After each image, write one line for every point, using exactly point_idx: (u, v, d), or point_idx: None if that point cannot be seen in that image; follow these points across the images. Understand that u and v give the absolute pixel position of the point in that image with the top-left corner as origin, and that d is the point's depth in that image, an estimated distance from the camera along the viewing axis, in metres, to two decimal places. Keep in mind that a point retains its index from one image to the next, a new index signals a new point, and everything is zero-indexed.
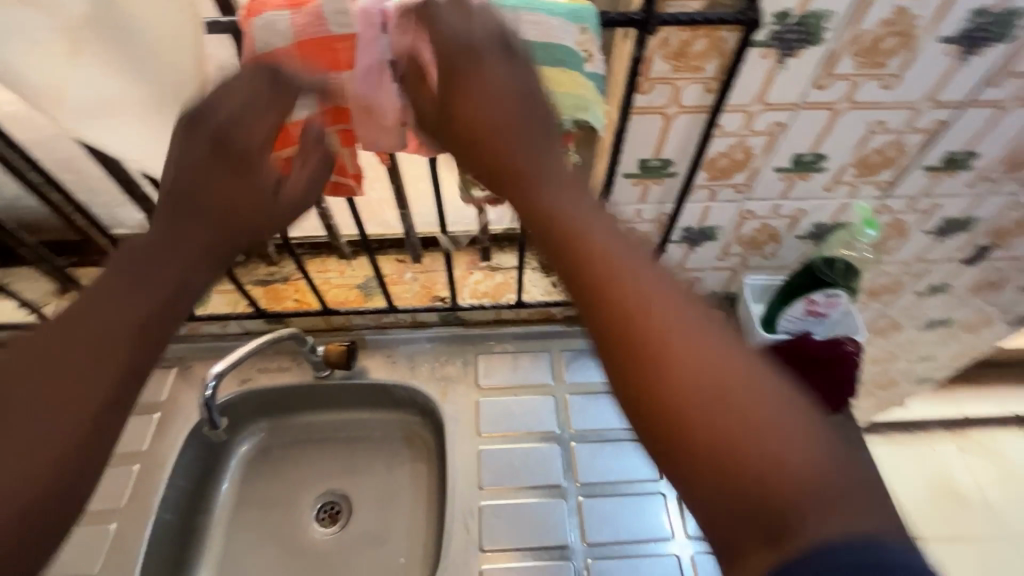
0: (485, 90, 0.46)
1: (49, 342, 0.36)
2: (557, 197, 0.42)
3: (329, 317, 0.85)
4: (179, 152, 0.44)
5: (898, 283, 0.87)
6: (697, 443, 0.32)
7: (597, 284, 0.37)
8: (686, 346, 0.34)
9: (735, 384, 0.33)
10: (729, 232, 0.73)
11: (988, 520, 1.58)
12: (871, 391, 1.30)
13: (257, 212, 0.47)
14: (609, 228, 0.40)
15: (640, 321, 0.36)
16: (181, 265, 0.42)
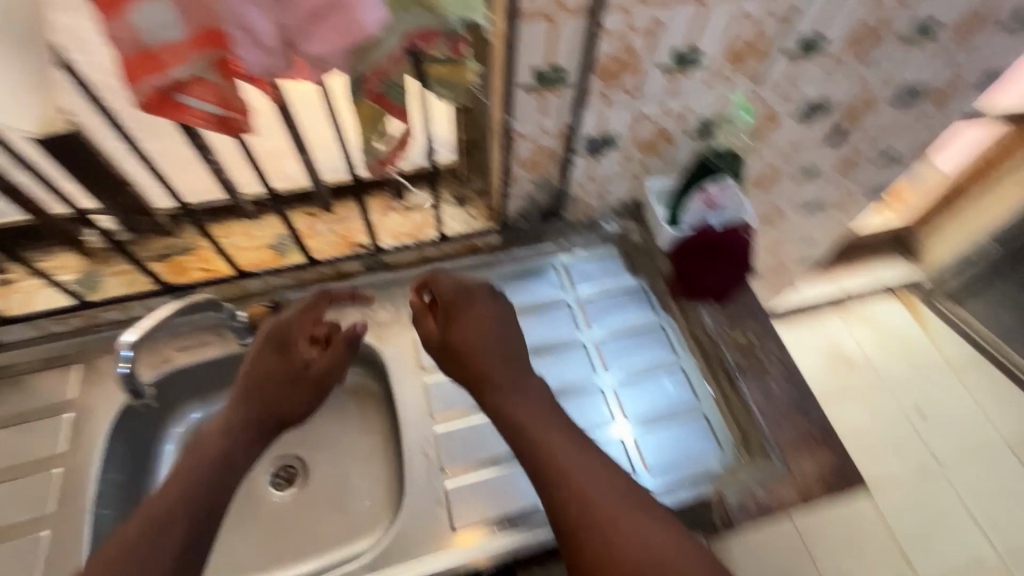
0: (478, 326, 0.73)
1: (172, 497, 0.59)
2: (522, 397, 0.69)
3: (245, 283, 0.82)
4: (256, 367, 0.71)
5: (775, 171, 0.97)
6: (606, 537, 0.59)
7: (541, 468, 0.63)
8: (589, 488, 0.61)
9: (623, 511, 0.60)
10: (627, 138, 0.78)
11: (870, 376, 1.85)
12: (766, 279, 1.47)
13: (283, 402, 0.72)
14: (570, 439, 0.65)
15: (565, 466, 0.62)
16: (230, 446, 0.66)
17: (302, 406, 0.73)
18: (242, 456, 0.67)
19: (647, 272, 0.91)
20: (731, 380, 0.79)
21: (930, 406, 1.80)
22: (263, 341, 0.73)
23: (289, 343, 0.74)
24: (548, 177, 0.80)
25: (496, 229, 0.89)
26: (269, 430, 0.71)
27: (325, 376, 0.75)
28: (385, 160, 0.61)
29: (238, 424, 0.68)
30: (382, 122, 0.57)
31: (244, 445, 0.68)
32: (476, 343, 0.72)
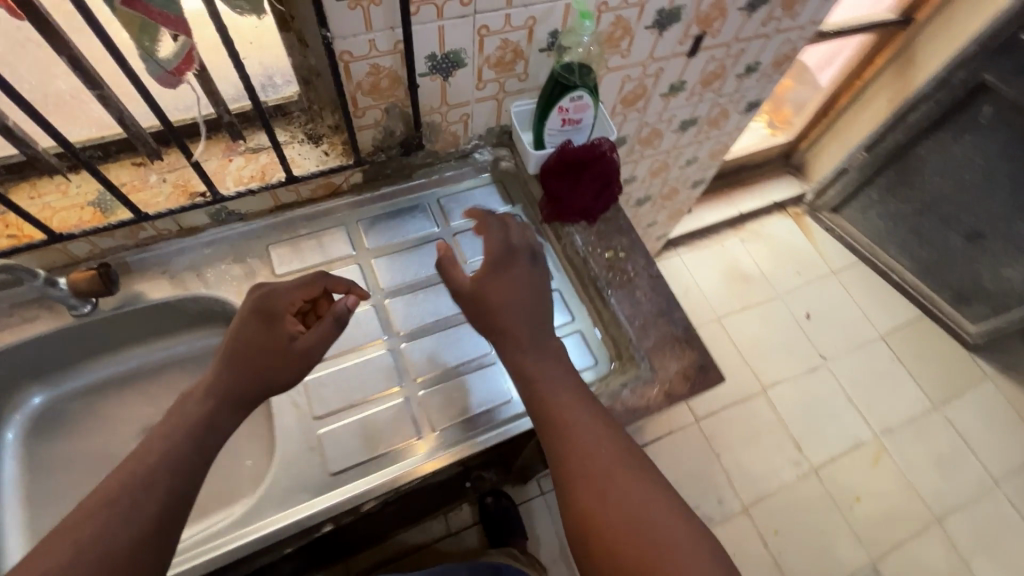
0: (515, 277, 0.70)
1: (128, 471, 0.52)
2: (534, 355, 0.66)
3: (63, 246, 0.72)
4: (241, 327, 0.63)
5: (643, 88, 0.98)
6: (592, 491, 0.56)
7: (544, 416, 0.62)
8: (598, 451, 0.58)
9: (617, 468, 0.57)
10: (475, 56, 0.74)
11: (766, 289, 1.99)
12: (661, 204, 1.52)
13: (271, 366, 0.62)
14: (572, 388, 0.64)
15: (568, 419, 0.60)
16: (207, 412, 0.58)
17: (287, 377, 0.63)
18: (226, 422, 0.59)
19: (519, 200, 0.91)
20: (600, 294, 0.81)
21: (817, 309, 1.97)
22: (252, 310, 0.64)
23: (279, 313, 0.65)
24: (397, 103, 0.75)
25: (352, 163, 0.81)
26: (254, 394, 0.61)
27: (314, 348, 0.64)
28: (176, 69, 0.53)
29: (218, 387, 0.59)
30: (157, 28, 0.48)
31: (231, 415, 0.59)
32: (505, 300, 0.68)
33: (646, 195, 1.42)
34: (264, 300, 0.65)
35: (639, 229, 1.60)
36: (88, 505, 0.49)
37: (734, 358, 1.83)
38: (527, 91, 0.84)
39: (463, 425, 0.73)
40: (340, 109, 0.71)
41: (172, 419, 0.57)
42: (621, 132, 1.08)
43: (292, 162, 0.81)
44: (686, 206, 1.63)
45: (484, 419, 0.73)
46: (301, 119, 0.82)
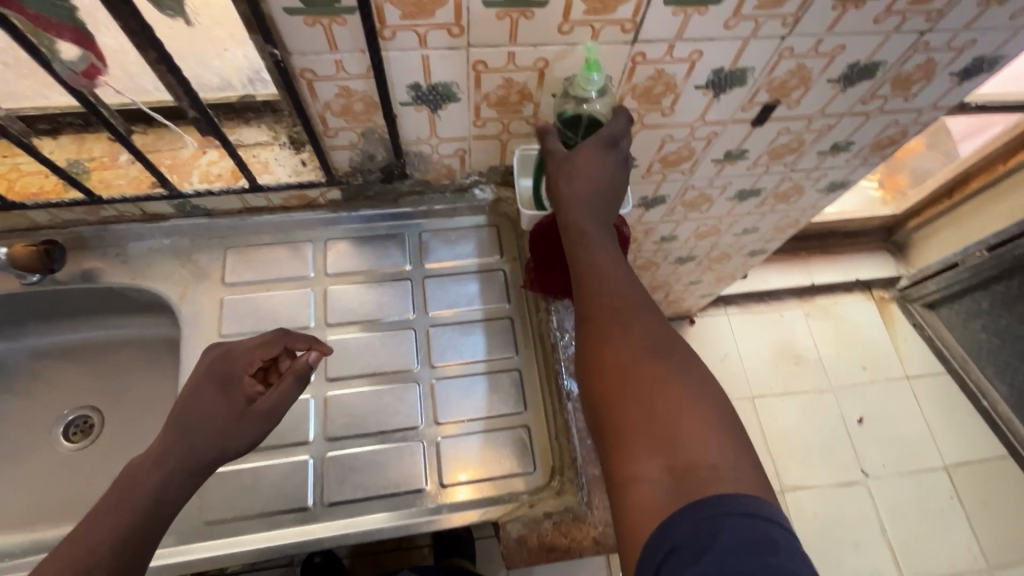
0: (595, 143, 0.61)
1: (66, 556, 0.46)
2: (584, 207, 0.59)
3: (21, 212, 0.70)
4: (192, 391, 0.56)
5: (689, 151, 0.82)
6: (610, 343, 0.50)
7: (577, 266, 0.56)
8: (624, 296, 0.53)
9: (634, 315, 0.51)
10: (471, 91, 0.63)
11: (819, 377, 1.73)
12: (709, 266, 1.33)
13: (224, 432, 0.55)
14: (615, 249, 0.57)
15: (601, 271, 0.55)
16: (154, 485, 0.50)
17: (242, 444, 0.56)
18: (178, 496, 0.52)
19: (510, 253, 0.81)
20: (560, 398, 0.70)
21: (874, 416, 1.69)
22: (205, 372, 0.58)
23: (236, 376, 0.59)
24: (375, 128, 0.66)
25: (325, 181, 0.74)
26: (201, 467, 0.53)
27: (274, 412, 0.58)
28: (85, 78, 0.55)
29: (158, 465, 0.51)
30: (52, 41, 0.50)
31: (180, 493, 0.52)
32: (588, 170, 0.60)
33: (689, 254, 1.24)
34: (221, 361, 0.59)
35: (679, 284, 1.42)
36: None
37: (757, 446, 1.62)
38: (537, 135, 0.72)
39: (368, 506, 0.66)
40: (303, 128, 0.63)
41: (102, 505, 0.49)
42: (658, 192, 0.92)
43: (264, 167, 0.74)
44: (741, 271, 1.42)
45: (482, 490, 0.67)
46: (288, 121, 0.74)
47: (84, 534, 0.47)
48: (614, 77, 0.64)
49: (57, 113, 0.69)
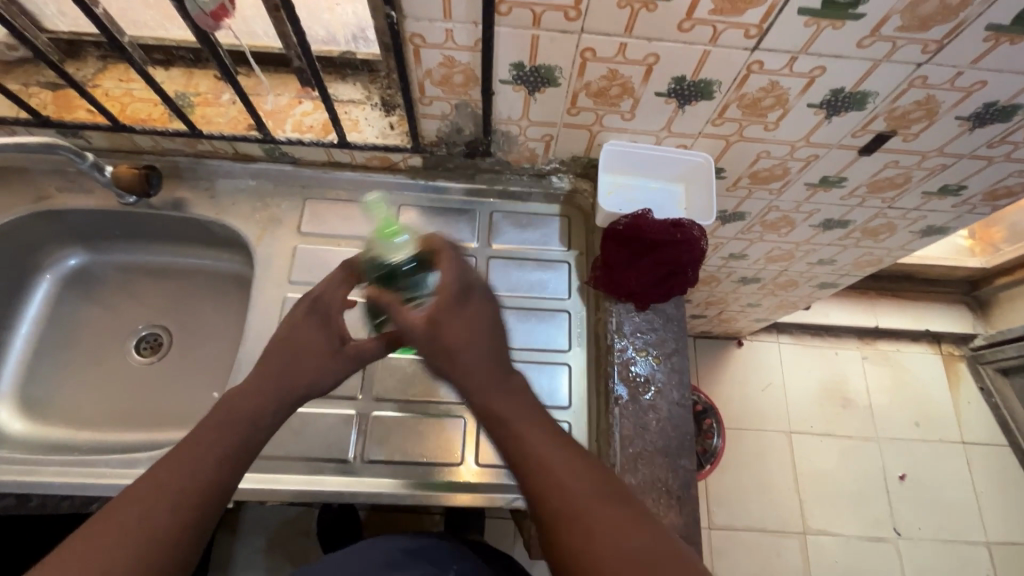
0: (455, 311, 0.55)
1: (167, 467, 0.48)
2: (501, 403, 0.54)
3: (128, 136, 0.74)
4: (294, 320, 0.59)
5: (784, 171, 0.77)
6: (571, 558, 0.47)
7: (516, 464, 0.51)
8: (572, 507, 0.48)
9: (592, 526, 0.47)
10: (573, 78, 0.61)
11: (866, 424, 1.65)
12: (773, 291, 1.27)
13: (319, 368, 0.57)
14: (538, 433, 0.52)
15: (536, 469, 0.50)
16: (256, 410, 0.53)
17: (330, 384, 0.58)
18: (270, 425, 0.54)
19: (578, 247, 0.80)
20: (607, 400, 0.68)
21: (919, 476, 1.60)
22: (307, 309, 0.60)
23: (334, 316, 0.60)
24: (469, 102, 0.66)
25: (409, 147, 0.74)
26: (293, 402, 0.56)
27: (364, 359, 0.60)
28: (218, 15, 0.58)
29: (257, 392, 0.54)
30: None
31: (273, 419, 0.55)
32: (465, 342, 0.55)
33: (755, 275, 1.19)
34: (321, 301, 0.60)
35: (736, 303, 1.37)
36: (123, 503, 0.46)
37: (787, 482, 1.56)
38: (629, 132, 0.70)
39: (403, 470, 0.67)
40: (401, 93, 0.63)
41: (200, 429, 0.51)
42: (739, 208, 0.88)
43: (354, 125, 0.74)
44: (804, 302, 1.36)
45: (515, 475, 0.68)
46: (382, 83, 0.75)
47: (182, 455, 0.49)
48: (724, 82, 0.61)
49: (174, 46, 0.74)
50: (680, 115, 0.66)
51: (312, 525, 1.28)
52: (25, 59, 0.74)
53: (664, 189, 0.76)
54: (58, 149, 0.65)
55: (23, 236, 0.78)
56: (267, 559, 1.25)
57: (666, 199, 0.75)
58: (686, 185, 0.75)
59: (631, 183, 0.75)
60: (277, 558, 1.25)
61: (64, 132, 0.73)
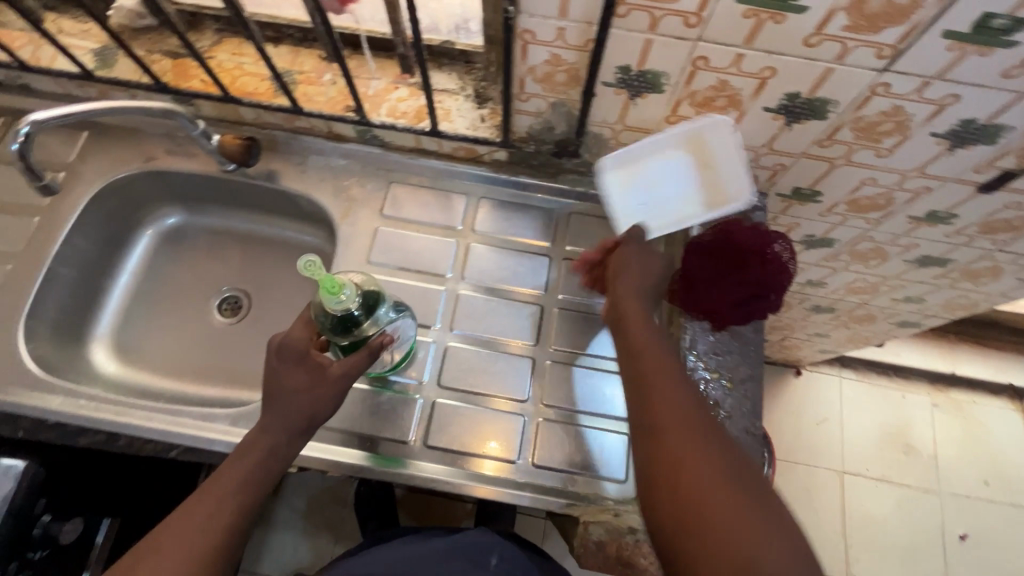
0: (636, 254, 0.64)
1: (196, 503, 0.52)
2: (636, 319, 0.59)
3: (235, 107, 0.78)
4: (274, 362, 0.60)
5: (887, 201, 0.73)
6: (672, 446, 0.49)
7: (636, 369, 0.55)
8: (684, 406, 0.51)
9: (704, 431, 0.50)
10: (679, 86, 0.59)
11: (928, 475, 1.54)
12: (846, 323, 1.21)
13: (312, 396, 0.58)
14: (660, 346, 0.56)
15: (653, 370, 0.54)
16: (268, 441, 0.56)
17: (331, 407, 0.59)
18: (286, 452, 0.57)
19: None
20: None
21: (982, 538, 1.48)
22: (276, 356, 0.60)
23: (305, 351, 0.60)
24: (567, 102, 0.65)
25: (498, 141, 0.75)
26: (299, 431, 0.58)
27: (352, 374, 0.60)
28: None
29: (264, 431, 0.57)
30: None
31: (283, 455, 0.57)
32: (629, 274, 0.62)
33: (829, 305, 1.13)
34: (287, 343, 0.60)
35: (802, 331, 1.31)
36: (162, 538, 0.50)
37: (834, 524, 1.49)
38: None
39: (461, 460, 0.68)
40: (502, 87, 0.63)
41: (219, 471, 0.54)
42: (828, 234, 0.84)
43: (445, 115, 0.75)
44: (878, 338, 1.28)
45: (570, 480, 0.67)
46: (477, 75, 0.76)
47: (200, 501, 0.52)
48: (841, 103, 0.58)
49: (285, 24, 0.76)
50: (786, 132, 0.63)
51: (350, 496, 1.32)
52: (150, 27, 0.79)
53: (678, 162, 0.67)
54: (174, 115, 0.69)
55: (130, 193, 0.83)
56: (305, 522, 1.30)
57: (685, 171, 0.68)
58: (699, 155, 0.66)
59: (648, 167, 0.69)
60: (315, 522, 1.30)
61: (178, 99, 0.77)
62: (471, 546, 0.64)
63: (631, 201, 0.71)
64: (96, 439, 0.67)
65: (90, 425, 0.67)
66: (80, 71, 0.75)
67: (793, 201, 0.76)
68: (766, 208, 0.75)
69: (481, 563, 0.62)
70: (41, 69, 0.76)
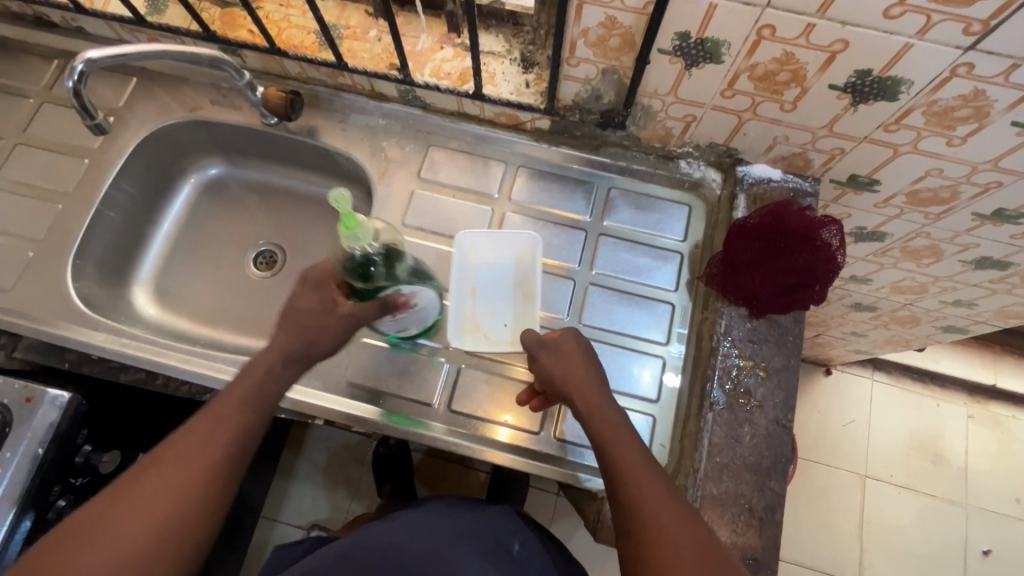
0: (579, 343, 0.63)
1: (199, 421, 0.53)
2: (598, 418, 0.58)
3: (280, 60, 0.77)
4: (293, 292, 0.61)
5: (951, 195, 0.68)
6: (658, 553, 0.49)
7: (611, 475, 0.55)
8: (660, 511, 0.51)
9: (683, 531, 0.50)
10: (740, 57, 0.56)
11: (956, 487, 1.49)
12: (886, 324, 1.16)
13: (312, 327, 0.60)
14: (625, 446, 0.56)
15: (625, 476, 0.54)
16: (264, 367, 0.57)
17: (329, 343, 0.61)
18: (280, 379, 0.58)
19: (694, 239, 0.76)
20: (701, 403, 0.65)
21: (1007, 555, 1.44)
22: (300, 279, 0.61)
23: (326, 282, 0.61)
24: (618, 69, 0.63)
25: (542, 108, 0.73)
26: (294, 358, 0.59)
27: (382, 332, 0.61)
28: None
29: (263, 355, 0.58)
30: None
31: (280, 377, 0.58)
32: (579, 364, 0.61)
33: (871, 303, 1.08)
34: (313, 268, 0.61)
35: (838, 329, 1.27)
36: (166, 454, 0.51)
37: (851, 526, 1.46)
38: (783, 124, 0.64)
39: (481, 426, 0.68)
40: (553, 49, 0.61)
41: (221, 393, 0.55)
42: (881, 227, 0.80)
43: (490, 78, 0.73)
44: (919, 342, 1.23)
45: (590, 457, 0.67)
46: (525, 37, 0.73)
47: (199, 424, 0.53)
48: (916, 83, 0.54)
49: None
50: (850, 113, 0.60)
51: (368, 455, 1.36)
52: None
53: (476, 267, 0.73)
54: (221, 63, 0.69)
55: (175, 141, 0.84)
56: (324, 475, 1.34)
57: (521, 258, 0.73)
58: (467, 255, 0.73)
59: (480, 293, 0.73)
60: (334, 477, 1.34)
61: (226, 48, 0.78)
62: (499, 525, 0.66)
63: (495, 324, 0.71)
64: (136, 376, 0.71)
65: (129, 363, 0.70)
66: (132, 15, 0.76)
67: (848, 189, 0.72)
68: (817, 194, 0.72)
69: (505, 545, 0.64)
70: (96, 11, 0.77)
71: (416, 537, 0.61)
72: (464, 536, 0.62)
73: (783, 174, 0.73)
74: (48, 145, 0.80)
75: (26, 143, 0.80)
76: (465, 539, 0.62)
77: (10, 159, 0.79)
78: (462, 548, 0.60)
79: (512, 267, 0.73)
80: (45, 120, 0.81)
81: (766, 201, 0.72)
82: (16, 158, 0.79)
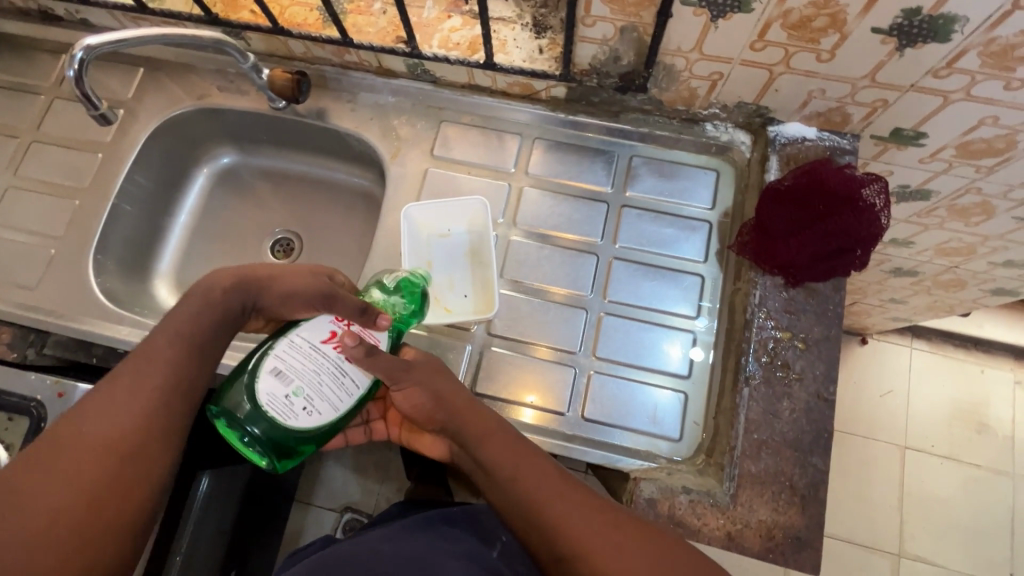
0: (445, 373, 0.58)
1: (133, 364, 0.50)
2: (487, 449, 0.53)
3: (284, 40, 0.75)
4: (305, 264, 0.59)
5: (1007, 147, 0.63)
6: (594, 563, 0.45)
7: (524, 501, 0.49)
8: (579, 525, 0.47)
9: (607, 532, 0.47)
10: (772, 3, 0.52)
11: (1002, 456, 1.43)
12: (929, 288, 1.10)
13: (285, 283, 0.56)
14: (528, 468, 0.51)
15: (537, 498, 0.49)
16: (206, 301, 0.54)
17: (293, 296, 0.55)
18: (224, 313, 0.55)
19: (723, 206, 0.71)
20: (736, 377, 0.62)
21: None
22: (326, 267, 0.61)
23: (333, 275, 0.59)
24: (638, 26, 0.59)
25: (558, 75, 0.69)
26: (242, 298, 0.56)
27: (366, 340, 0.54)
28: None
29: (215, 290, 0.55)
30: None
31: (214, 309, 0.54)
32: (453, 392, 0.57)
33: (914, 268, 1.02)
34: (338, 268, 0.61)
35: (875, 296, 1.21)
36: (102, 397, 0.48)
37: (890, 498, 1.42)
38: (820, 76, 0.59)
39: (505, 408, 0.66)
40: (566, 8, 0.57)
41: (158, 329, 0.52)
42: (926, 185, 0.74)
43: (501, 46, 0.69)
44: (963, 307, 1.17)
45: (620, 437, 0.65)
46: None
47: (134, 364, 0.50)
48: (972, 20, 0.49)
49: None
50: (895, 59, 0.55)
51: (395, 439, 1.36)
52: None
53: (428, 243, 0.73)
54: (225, 45, 0.66)
55: (185, 130, 0.83)
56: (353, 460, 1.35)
57: (472, 226, 0.73)
58: (417, 232, 0.72)
59: (437, 268, 0.73)
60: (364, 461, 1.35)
61: (229, 31, 0.76)
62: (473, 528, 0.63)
63: (456, 297, 0.71)
64: None
65: None
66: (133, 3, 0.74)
67: (891, 144, 0.67)
68: (856, 152, 0.67)
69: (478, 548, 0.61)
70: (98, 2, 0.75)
71: (395, 543, 0.58)
72: (446, 536, 0.61)
73: (820, 131, 0.68)
74: (61, 141, 0.80)
75: (40, 140, 0.80)
76: (449, 538, 0.60)
77: (27, 157, 0.79)
78: (449, 550, 0.57)
79: (466, 236, 0.73)
80: (57, 117, 0.81)
81: (801, 161, 0.68)
82: (31, 155, 0.79)
